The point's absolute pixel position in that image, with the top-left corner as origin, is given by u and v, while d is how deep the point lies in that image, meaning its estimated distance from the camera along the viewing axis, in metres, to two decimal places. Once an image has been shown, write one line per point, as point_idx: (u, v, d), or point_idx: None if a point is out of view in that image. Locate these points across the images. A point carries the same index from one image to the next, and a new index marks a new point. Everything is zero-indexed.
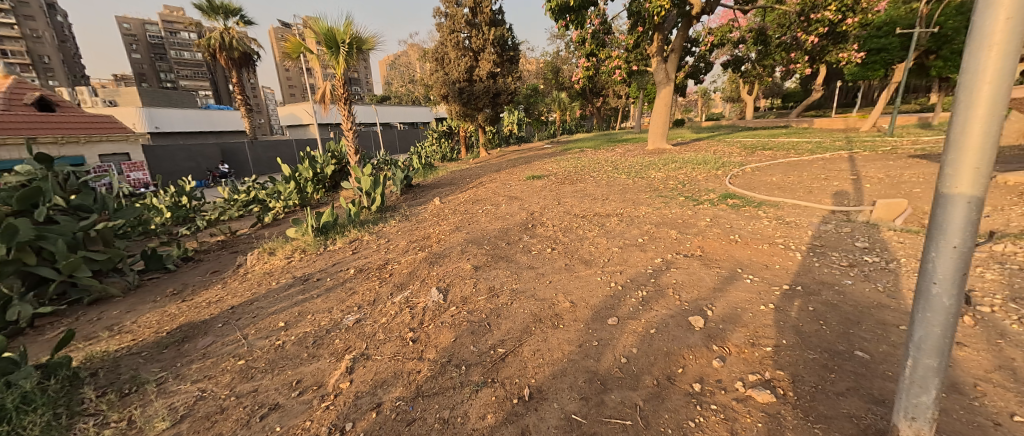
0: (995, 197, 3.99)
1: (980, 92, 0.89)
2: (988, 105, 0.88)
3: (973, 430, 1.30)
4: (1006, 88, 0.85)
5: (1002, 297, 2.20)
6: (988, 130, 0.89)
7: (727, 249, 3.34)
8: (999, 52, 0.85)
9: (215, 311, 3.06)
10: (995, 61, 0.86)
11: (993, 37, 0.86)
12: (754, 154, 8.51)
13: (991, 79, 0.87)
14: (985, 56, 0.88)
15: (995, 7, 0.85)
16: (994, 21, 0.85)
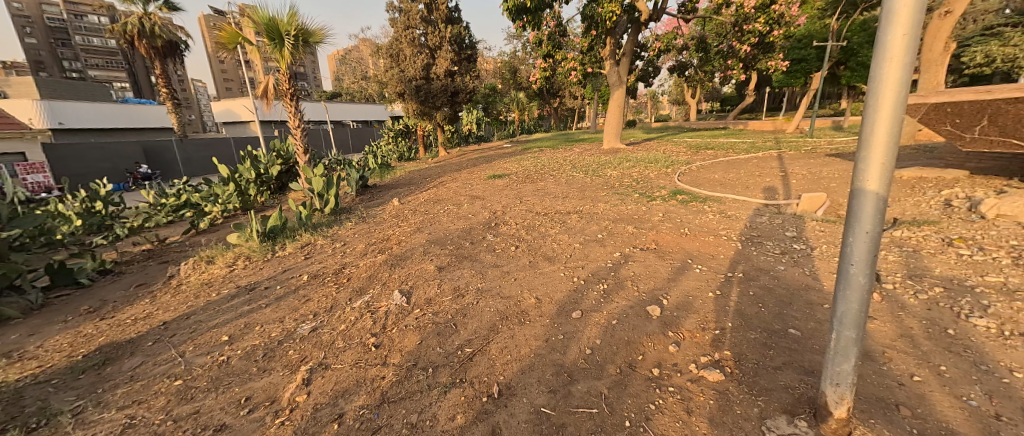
0: (896, 189, 4.59)
1: (884, 101, 1.04)
2: (891, 110, 1.04)
3: (883, 391, 1.51)
4: (905, 98, 1.01)
5: (901, 275, 2.56)
6: (891, 131, 1.05)
7: (677, 242, 3.57)
8: (899, 65, 1.01)
9: (144, 328, 2.80)
10: (896, 73, 1.02)
11: (893, 52, 1.01)
12: (698, 153, 9.09)
13: (893, 87, 1.03)
14: (884, 68, 1.04)
15: (895, 25, 1.00)
16: (893, 39, 1.01)
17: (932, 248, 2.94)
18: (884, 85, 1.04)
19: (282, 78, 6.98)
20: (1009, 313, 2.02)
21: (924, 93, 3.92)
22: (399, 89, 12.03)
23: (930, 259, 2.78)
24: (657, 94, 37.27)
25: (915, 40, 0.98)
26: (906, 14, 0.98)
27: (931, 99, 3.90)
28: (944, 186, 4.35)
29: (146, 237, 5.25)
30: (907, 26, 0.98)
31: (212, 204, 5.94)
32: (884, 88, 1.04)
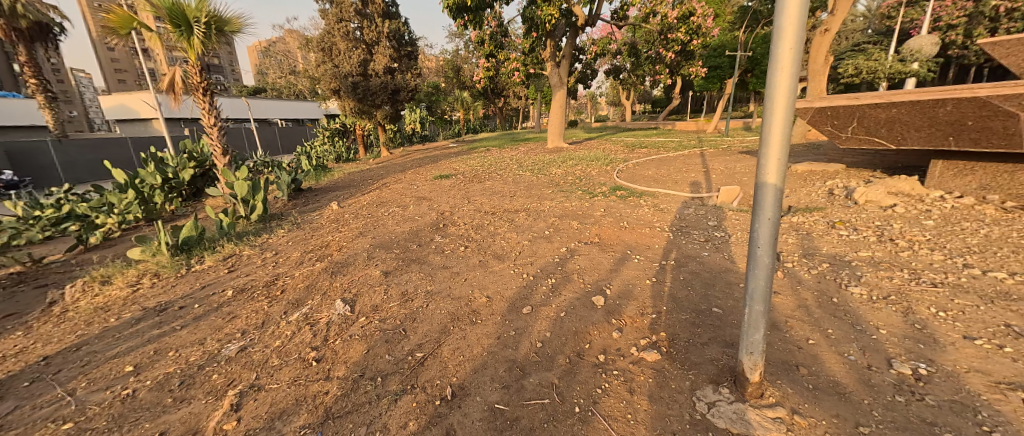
0: (796, 180, 5.27)
1: (778, 106, 1.21)
2: (785, 114, 1.20)
3: (788, 355, 1.75)
4: (795, 101, 1.18)
5: (799, 254, 2.97)
6: (785, 130, 1.22)
7: (616, 235, 3.80)
8: (789, 74, 1.17)
9: (19, 366, 2.38)
10: (786, 81, 1.18)
11: (784, 62, 1.17)
12: (634, 151, 9.67)
13: (785, 93, 1.19)
14: (777, 76, 1.21)
15: (785, 39, 1.16)
16: (784, 51, 1.17)
17: (822, 230, 3.44)
18: (778, 92, 1.20)
19: (192, 71, 6.26)
20: (876, 281, 2.46)
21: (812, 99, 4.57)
22: (335, 86, 11.40)
23: (821, 239, 3.25)
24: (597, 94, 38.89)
25: (799, 54, 1.15)
26: (791, 30, 1.14)
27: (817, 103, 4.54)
28: (831, 177, 5.07)
29: (16, 257, 4.43)
30: (794, 41, 1.14)
31: (106, 215, 5.17)
32: (779, 94, 1.20)
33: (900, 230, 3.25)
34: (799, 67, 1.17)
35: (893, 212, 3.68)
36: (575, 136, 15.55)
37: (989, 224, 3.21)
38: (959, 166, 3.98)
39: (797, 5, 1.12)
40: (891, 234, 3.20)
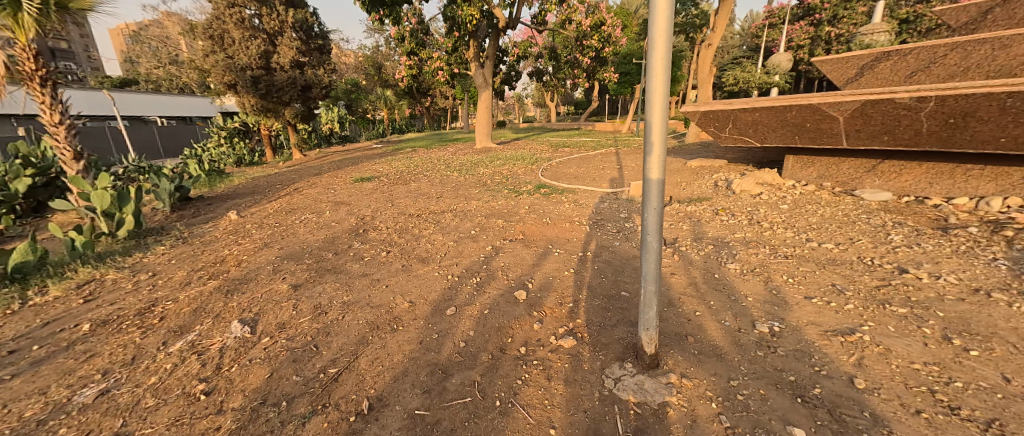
0: (691, 174, 5.99)
1: (655, 108, 1.34)
2: (661, 115, 1.34)
3: (680, 327, 1.99)
4: (668, 104, 1.32)
5: (692, 239, 3.39)
6: (662, 129, 1.36)
7: (538, 231, 3.94)
8: (662, 80, 1.30)
9: None
10: (659, 86, 1.32)
11: (657, 70, 1.30)
12: (558, 151, 10.10)
13: (659, 97, 1.32)
14: (653, 81, 1.33)
15: (657, 49, 1.28)
16: (656, 60, 1.30)
17: (709, 217, 3.96)
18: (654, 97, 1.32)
19: (23, 55, 4.92)
20: (747, 257, 2.91)
21: (697, 105, 5.24)
22: (228, 80, 10.02)
23: (709, 225, 3.74)
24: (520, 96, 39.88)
25: (670, 62, 1.28)
26: (661, 41, 1.27)
27: (702, 108, 5.18)
28: (715, 171, 5.86)
29: None
30: (664, 50, 1.27)
31: None
32: (655, 98, 1.32)
33: (765, 214, 3.89)
34: (669, 74, 1.31)
35: (760, 199, 4.38)
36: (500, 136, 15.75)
37: (824, 206, 3.99)
38: (804, 160, 4.87)
39: (665, 19, 1.25)
40: (760, 218, 3.80)
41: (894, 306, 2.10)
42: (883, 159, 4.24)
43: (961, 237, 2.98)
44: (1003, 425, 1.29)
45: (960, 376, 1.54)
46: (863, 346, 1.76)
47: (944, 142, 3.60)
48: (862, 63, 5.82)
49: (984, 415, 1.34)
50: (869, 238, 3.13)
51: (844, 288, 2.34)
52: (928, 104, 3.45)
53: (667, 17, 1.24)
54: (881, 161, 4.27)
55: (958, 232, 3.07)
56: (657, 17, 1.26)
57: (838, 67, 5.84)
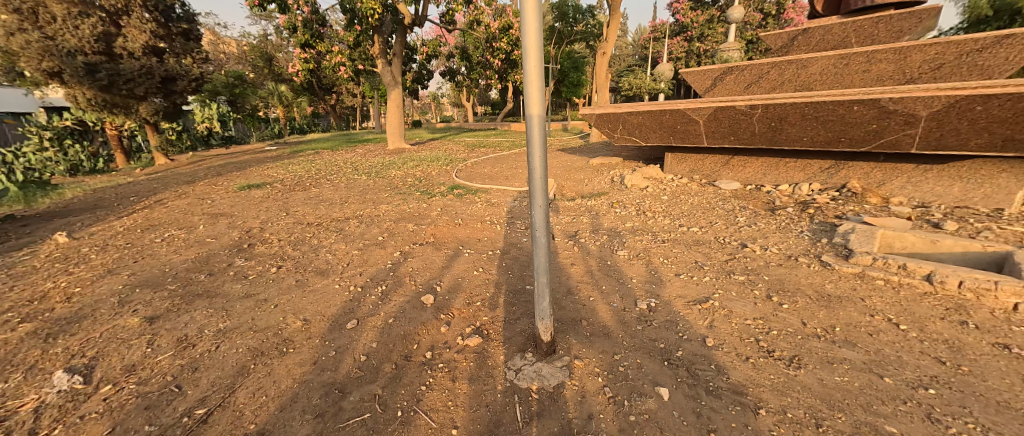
0: (592, 171, 6.49)
1: (534, 112, 1.39)
2: (539, 120, 1.39)
3: (576, 313, 2.16)
4: (545, 108, 1.38)
5: (591, 231, 3.67)
6: (542, 132, 1.41)
7: (449, 233, 3.88)
8: (537, 85, 1.35)
9: None
10: (535, 91, 1.36)
11: (532, 78, 1.35)
12: (473, 151, 10.08)
13: (536, 102, 1.37)
14: (528, 88, 1.37)
15: (530, 57, 1.32)
16: (531, 67, 1.34)
17: (606, 209, 4.35)
18: (531, 103, 1.37)
19: None
20: (635, 243, 3.28)
21: (592, 108, 5.68)
22: (48, 67, 7.91)
23: (606, 217, 4.10)
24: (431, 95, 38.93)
25: (543, 70, 1.33)
26: (533, 48, 1.31)
27: (596, 112, 5.63)
28: (612, 168, 6.42)
29: None
30: (536, 58, 1.32)
31: None
32: (533, 104, 1.37)
33: (649, 205, 4.41)
34: (543, 81, 1.36)
35: (646, 192, 4.94)
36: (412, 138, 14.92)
37: (693, 196, 4.68)
38: (680, 157, 5.61)
39: (534, 25, 1.29)
40: (646, 208, 4.31)
41: (738, 275, 2.57)
42: (733, 154, 5.10)
43: (785, 215, 3.76)
44: (798, 360, 1.74)
45: (775, 325, 2.01)
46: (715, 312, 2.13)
47: (771, 141, 4.47)
48: None
49: (787, 353, 1.79)
50: (723, 220, 3.77)
51: (703, 264, 2.81)
52: (756, 111, 4.28)
53: (536, 25, 1.29)
54: (731, 157, 5.15)
55: (783, 211, 3.88)
56: (527, 23, 1.30)
57: (693, 79, 6.20)
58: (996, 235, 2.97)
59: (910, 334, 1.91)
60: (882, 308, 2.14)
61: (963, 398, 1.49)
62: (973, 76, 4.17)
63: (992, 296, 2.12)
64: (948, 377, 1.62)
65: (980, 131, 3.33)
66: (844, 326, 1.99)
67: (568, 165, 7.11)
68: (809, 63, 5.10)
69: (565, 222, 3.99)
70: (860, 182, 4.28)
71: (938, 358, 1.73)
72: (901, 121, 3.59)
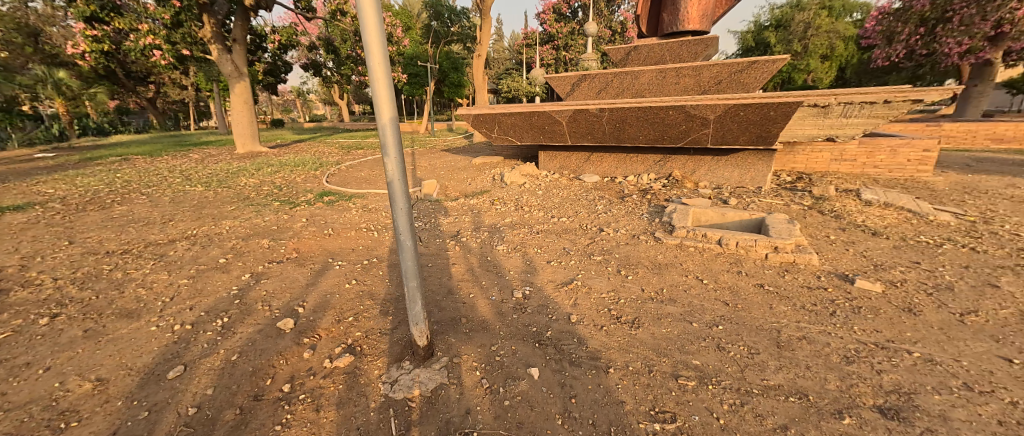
0: (475, 170, 6.55)
1: (384, 111, 1.35)
2: (390, 119, 1.36)
3: (454, 311, 2.18)
4: (396, 107, 1.36)
5: (473, 230, 3.69)
6: (393, 133, 1.38)
7: (315, 246, 3.42)
8: (384, 85, 1.32)
9: None
10: (382, 91, 1.33)
11: (377, 76, 1.31)
12: (348, 154, 9.23)
13: (384, 101, 1.34)
14: (375, 86, 1.32)
15: (373, 56, 1.28)
16: (374, 65, 1.30)
17: (487, 207, 4.45)
18: (380, 102, 1.33)
19: None
20: (514, 238, 3.44)
21: (467, 109, 5.76)
22: None
23: (488, 214, 4.19)
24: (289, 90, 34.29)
25: (387, 69, 1.31)
26: (375, 46, 1.28)
27: (473, 111, 5.74)
28: (493, 167, 6.60)
29: None
30: (379, 56, 1.29)
31: None
32: (381, 102, 1.33)
33: (526, 200, 4.68)
34: (390, 79, 1.33)
35: (524, 189, 5.23)
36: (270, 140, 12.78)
37: (562, 189, 5.13)
38: (550, 154, 6.10)
39: (374, 22, 1.25)
40: (523, 203, 4.56)
41: (594, 256, 2.99)
42: (592, 150, 5.78)
43: (632, 201, 4.43)
44: (637, 322, 2.11)
45: (622, 295, 2.40)
46: (574, 291, 2.44)
47: (618, 139, 5.20)
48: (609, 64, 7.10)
49: (629, 316, 2.17)
50: (587, 210, 4.24)
51: (569, 249, 3.13)
52: (604, 114, 4.94)
53: (376, 22, 1.26)
54: (589, 156, 5.84)
55: (630, 198, 4.57)
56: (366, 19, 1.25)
57: (556, 84, 6.76)
58: (761, 207, 4.04)
59: (710, 286, 2.51)
60: (693, 269, 2.75)
61: (739, 330, 2.04)
62: (742, 90, 5.63)
63: (754, 250, 2.93)
64: (730, 316, 2.18)
65: (744, 130, 4.46)
66: (669, 287, 2.50)
67: (450, 165, 7.07)
68: (639, 74, 6.08)
69: (446, 222, 3.93)
70: (680, 171, 5.32)
71: (724, 302, 2.33)
72: (702, 123, 4.57)
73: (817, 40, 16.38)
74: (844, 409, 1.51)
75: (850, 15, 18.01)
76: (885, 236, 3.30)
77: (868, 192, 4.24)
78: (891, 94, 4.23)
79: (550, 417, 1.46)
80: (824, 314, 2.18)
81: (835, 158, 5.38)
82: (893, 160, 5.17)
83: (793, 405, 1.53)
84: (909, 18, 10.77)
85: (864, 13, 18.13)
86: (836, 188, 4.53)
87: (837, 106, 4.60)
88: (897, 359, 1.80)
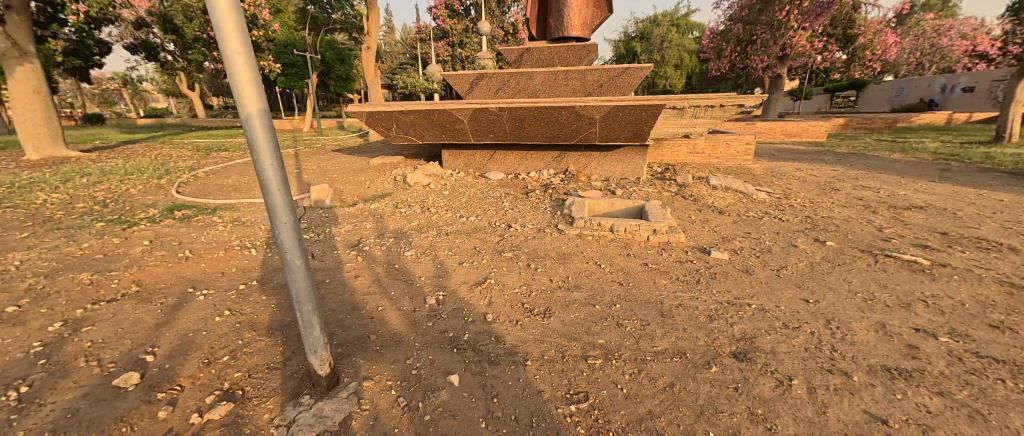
0: (372, 172, 6.04)
1: (251, 109, 1.11)
2: (259, 118, 1.13)
3: (360, 330, 1.95)
4: (265, 105, 1.13)
5: (376, 237, 3.38)
6: (267, 136, 1.15)
7: (164, 274, 2.54)
8: (248, 78, 1.09)
9: None
10: (246, 85, 1.09)
11: (238, 66, 1.07)
12: (209, 156, 7.77)
13: (251, 96, 1.11)
14: (235, 78, 1.08)
15: (228, 41, 1.04)
16: (232, 54, 1.06)
17: (390, 211, 4.15)
18: (244, 97, 1.09)
19: None
20: (421, 242, 3.26)
21: (360, 106, 5.32)
22: None
23: (391, 219, 3.91)
24: (115, 80, 27.38)
25: (250, 58, 1.08)
26: (230, 29, 1.04)
27: (366, 109, 5.32)
28: (394, 167, 6.21)
29: None
30: (237, 42, 1.05)
31: None
32: (245, 98, 1.10)
33: (433, 201, 4.50)
34: (255, 70, 1.10)
35: (429, 189, 5.02)
36: (83, 140, 10.10)
37: (469, 188, 5.07)
38: (454, 153, 5.99)
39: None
40: (429, 205, 4.37)
41: (504, 252, 3.00)
42: (495, 149, 5.83)
43: (535, 196, 4.58)
44: (548, 312, 2.17)
45: (534, 287, 2.45)
46: (488, 290, 2.40)
47: (519, 137, 5.34)
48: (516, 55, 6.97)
49: (541, 307, 2.22)
50: (493, 207, 4.26)
51: (480, 248, 3.10)
52: (504, 112, 5.00)
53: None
54: (493, 153, 5.87)
55: (533, 193, 4.73)
56: None
57: (454, 82, 6.63)
58: (643, 196, 4.54)
59: (606, 269, 2.72)
60: (592, 256, 2.94)
61: (633, 306, 2.24)
62: (621, 92, 6.27)
63: (639, 234, 3.27)
64: (625, 294, 2.38)
65: (624, 130, 4.98)
66: (572, 274, 2.64)
67: (344, 167, 6.43)
68: (533, 75, 6.31)
69: (344, 231, 3.54)
70: (575, 166, 5.70)
71: (620, 282, 2.54)
72: (590, 123, 4.95)
73: (670, 52, 19.51)
74: (712, 360, 1.76)
75: (692, 33, 21.59)
76: (729, 214, 3.99)
77: (715, 178, 5.05)
78: (724, 99, 5.14)
79: (473, 422, 1.39)
80: (693, 282, 2.53)
81: (690, 151, 6.34)
82: (728, 151, 6.31)
83: (678, 364, 1.73)
84: (731, 39, 13.32)
85: (701, 31, 21.90)
86: (693, 176, 5.34)
87: (689, 109, 5.41)
88: (743, 312, 2.18)
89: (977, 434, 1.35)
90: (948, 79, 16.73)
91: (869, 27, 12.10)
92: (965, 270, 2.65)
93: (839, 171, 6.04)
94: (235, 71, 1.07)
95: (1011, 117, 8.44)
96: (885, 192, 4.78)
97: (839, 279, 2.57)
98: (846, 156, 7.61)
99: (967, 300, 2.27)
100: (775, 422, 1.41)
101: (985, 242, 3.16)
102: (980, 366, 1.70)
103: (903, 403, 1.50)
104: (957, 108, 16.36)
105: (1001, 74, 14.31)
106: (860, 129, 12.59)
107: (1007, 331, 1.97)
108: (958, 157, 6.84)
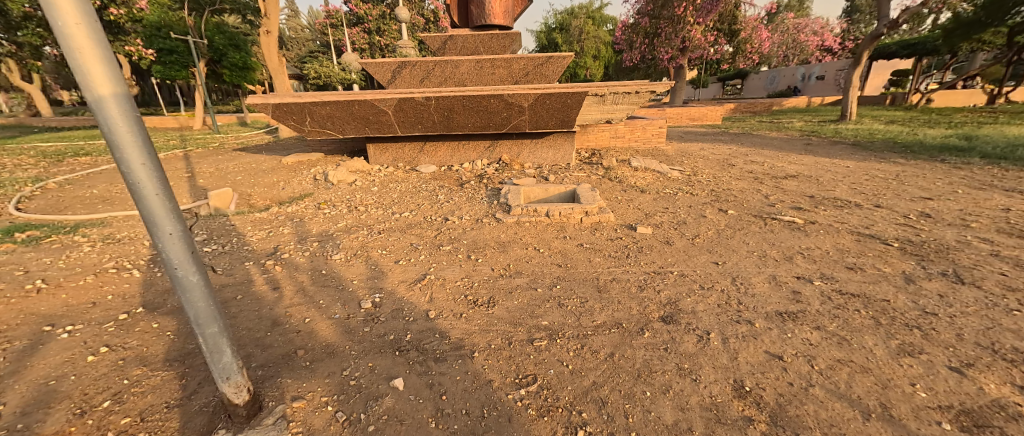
0: (286, 172, 5.45)
1: (107, 94, 0.91)
2: (120, 107, 0.93)
3: (284, 348, 1.74)
4: (122, 90, 0.92)
5: (296, 243, 3.07)
6: (134, 129, 0.95)
7: (6, 313, 2.00)
8: (99, 61, 0.89)
9: None
10: (97, 67, 0.89)
11: (77, 41, 0.86)
12: (65, 163, 6.39)
13: (102, 79, 0.90)
14: (85, 62, 0.88)
15: (60, 9, 0.83)
16: (70, 24, 0.85)
17: (311, 213, 3.79)
18: (93, 80, 0.88)
19: None
20: (348, 243, 3.02)
21: (264, 95, 4.70)
22: None
23: (312, 222, 3.57)
24: None
25: (94, 30, 0.88)
26: None
27: (270, 100, 4.72)
28: (312, 166, 5.68)
29: None
30: (75, 13, 0.85)
31: None
32: (95, 81, 0.89)
33: (360, 199, 4.21)
34: (105, 47, 0.90)
35: (354, 187, 4.68)
36: None
37: (400, 183, 4.83)
38: (380, 147, 5.65)
39: None
40: (357, 204, 4.08)
41: (443, 246, 2.91)
42: (425, 141, 5.60)
43: (470, 187, 4.51)
44: (491, 301, 2.14)
45: (474, 278, 2.41)
46: (425, 286, 2.30)
47: (448, 127, 5.19)
48: (440, 40, 6.70)
49: (484, 297, 2.18)
50: (428, 201, 4.10)
51: (417, 244, 2.96)
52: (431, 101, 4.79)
53: None
54: (423, 146, 5.62)
55: (468, 184, 4.64)
56: None
57: (374, 71, 6.21)
58: (574, 180, 4.68)
59: (545, 254, 2.75)
60: (531, 242, 2.97)
61: (572, 285, 2.30)
62: (545, 81, 6.38)
63: (575, 218, 3.37)
64: (564, 275, 2.44)
65: (553, 116, 5.06)
66: (513, 261, 2.63)
67: (251, 168, 5.71)
68: (459, 64, 6.14)
69: (257, 239, 3.16)
70: (508, 155, 5.71)
71: (558, 264, 2.59)
72: (519, 110, 4.96)
73: (588, 43, 20.35)
74: (645, 326, 1.86)
75: (606, 25, 22.69)
76: (650, 192, 4.28)
77: (636, 160, 5.36)
78: (639, 86, 5.47)
79: (423, 423, 1.33)
80: (623, 257, 2.67)
81: (613, 136, 6.68)
82: (645, 134, 6.74)
83: (616, 335, 1.81)
84: (640, 31, 14.20)
85: (615, 24, 23.09)
86: (617, 160, 5.63)
87: (609, 96, 5.65)
88: (666, 279, 2.34)
89: (847, 357, 1.60)
90: (806, 69, 19.71)
91: (747, 23, 13.59)
92: (829, 225, 3.13)
93: (734, 149, 6.81)
94: (74, 47, 0.85)
95: (850, 100, 9.93)
96: (767, 165, 5.46)
97: (739, 242, 2.87)
98: (738, 135, 8.58)
99: (830, 248, 2.69)
100: (699, 373, 1.54)
101: (840, 201, 3.75)
102: (845, 302, 2.01)
103: (793, 339, 1.72)
104: (814, 94, 19.33)
105: (843, 64, 17.25)
106: (746, 112, 14.31)
107: (860, 270, 2.36)
108: (818, 133, 8.07)
